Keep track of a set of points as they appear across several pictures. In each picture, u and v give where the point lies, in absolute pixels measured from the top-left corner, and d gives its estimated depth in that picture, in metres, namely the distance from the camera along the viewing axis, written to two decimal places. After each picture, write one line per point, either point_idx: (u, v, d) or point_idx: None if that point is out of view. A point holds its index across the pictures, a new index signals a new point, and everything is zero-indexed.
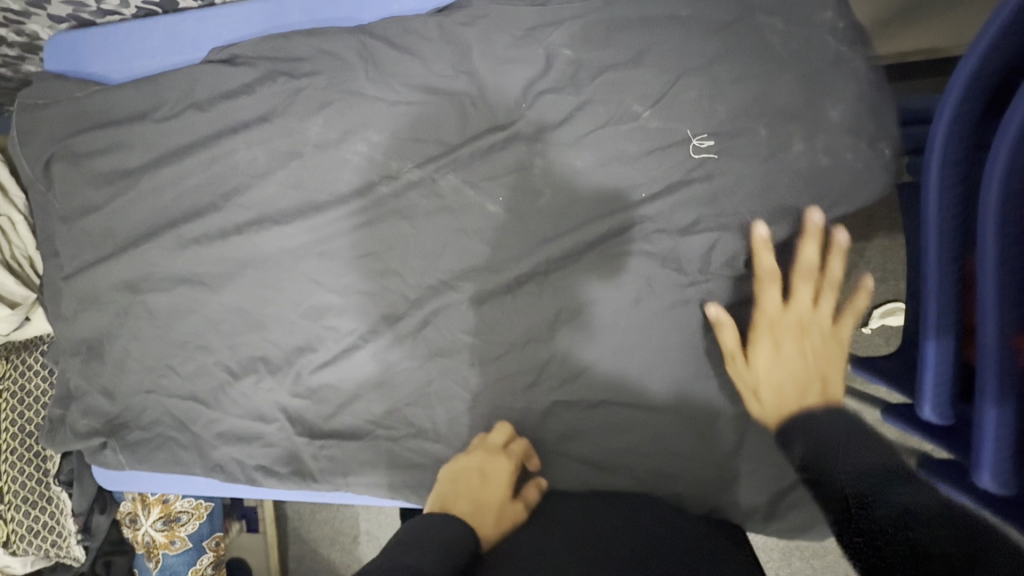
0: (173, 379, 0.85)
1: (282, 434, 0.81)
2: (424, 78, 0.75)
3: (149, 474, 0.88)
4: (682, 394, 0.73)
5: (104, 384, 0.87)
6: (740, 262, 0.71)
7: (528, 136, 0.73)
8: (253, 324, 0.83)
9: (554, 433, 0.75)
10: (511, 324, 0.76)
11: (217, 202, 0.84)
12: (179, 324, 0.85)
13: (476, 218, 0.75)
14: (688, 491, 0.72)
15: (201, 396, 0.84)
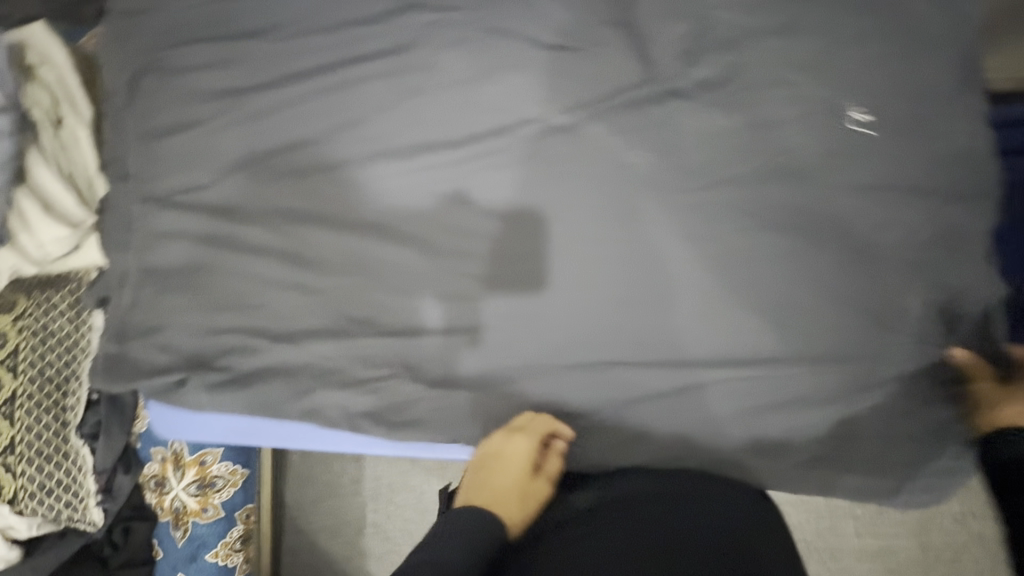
0: (265, 317, 0.79)
1: (390, 382, 0.77)
2: (581, 23, 0.74)
3: (218, 419, 0.82)
4: (827, 365, 0.70)
5: (186, 318, 0.80)
6: (889, 236, 0.70)
7: (684, 92, 0.72)
8: (363, 261, 0.78)
9: (685, 396, 0.72)
10: (647, 281, 0.74)
11: (334, 131, 0.79)
12: (276, 259, 0.78)
13: (619, 171, 0.74)
14: (821, 465, 0.70)
15: (297, 337, 0.78)
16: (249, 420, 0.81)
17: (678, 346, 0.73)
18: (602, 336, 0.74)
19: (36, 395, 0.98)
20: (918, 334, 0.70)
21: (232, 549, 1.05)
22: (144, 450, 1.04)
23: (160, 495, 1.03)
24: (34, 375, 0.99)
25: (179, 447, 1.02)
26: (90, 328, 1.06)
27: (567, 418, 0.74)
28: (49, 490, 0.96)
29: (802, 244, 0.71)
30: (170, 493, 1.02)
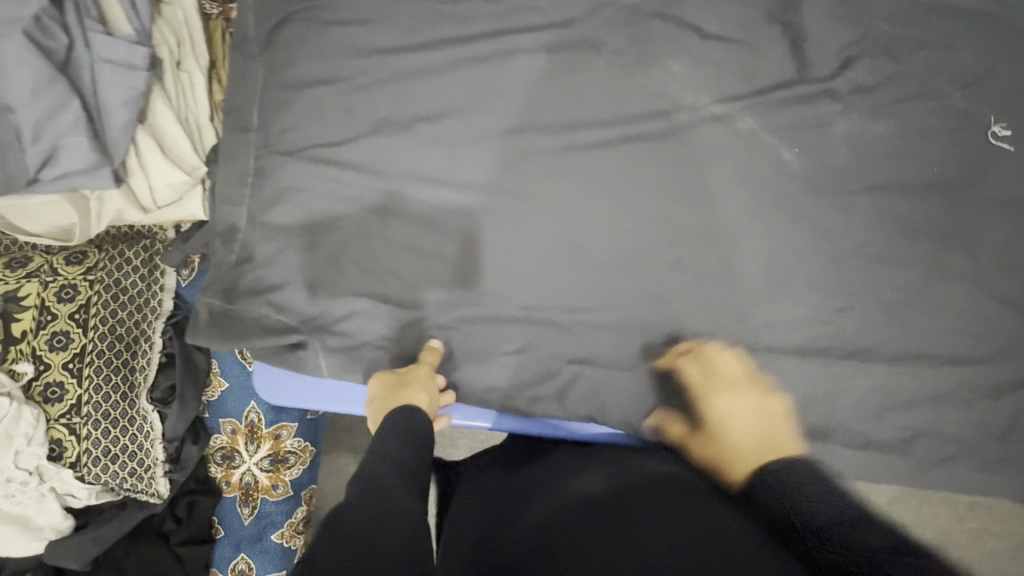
0: (394, 281, 0.76)
1: (518, 357, 0.76)
2: (744, 19, 0.76)
3: (329, 388, 0.78)
4: (963, 371, 0.71)
5: (309, 276, 0.76)
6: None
7: (837, 94, 0.75)
8: (504, 231, 0.77)
9: (824, 393, 0.72)
10: (787, 272, 0.74)
11: (483, 99, 0.78)
12: (411, 223, 0.77)
13: (767, 164, 0.75)
14: (948, 472, 0.70)
15: (424, 304, 0.76)
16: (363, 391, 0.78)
17: (698, 313, 0.75)
18: (718, 318, 0.74)
19: (106, 353, 0.92)
20: None
21: (295, 530, 1.01)
22: (212, 420, 0.99)
23: (227, 470, 0.99)
24: (105, 332, 0.92)
25: (255, 418, 0.99)
26: (161, 288, 0.99)
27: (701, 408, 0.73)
28: (115, 456, 0.89)
29: (942, 250, 0.73)
30: (239, 467, 0.98)
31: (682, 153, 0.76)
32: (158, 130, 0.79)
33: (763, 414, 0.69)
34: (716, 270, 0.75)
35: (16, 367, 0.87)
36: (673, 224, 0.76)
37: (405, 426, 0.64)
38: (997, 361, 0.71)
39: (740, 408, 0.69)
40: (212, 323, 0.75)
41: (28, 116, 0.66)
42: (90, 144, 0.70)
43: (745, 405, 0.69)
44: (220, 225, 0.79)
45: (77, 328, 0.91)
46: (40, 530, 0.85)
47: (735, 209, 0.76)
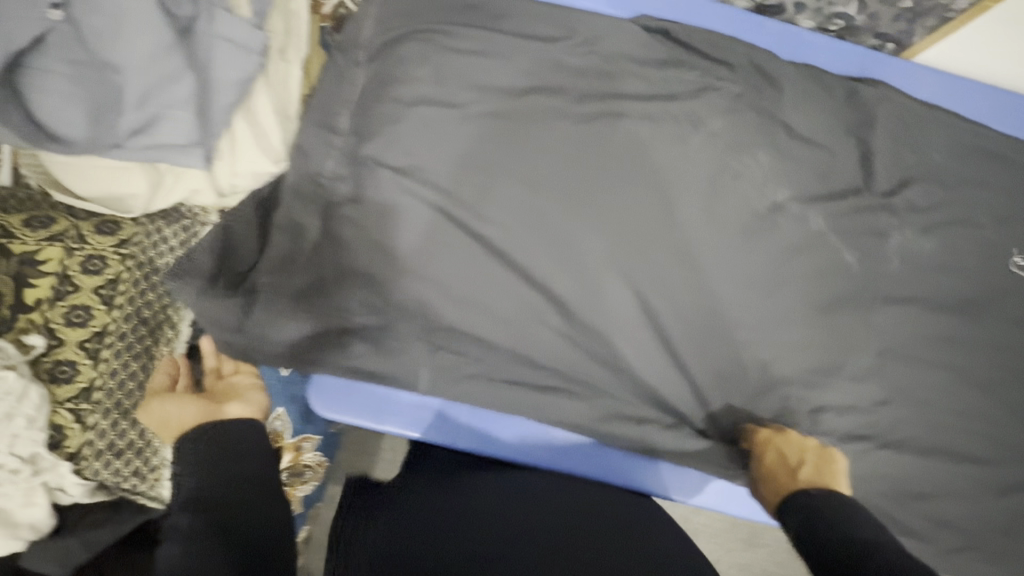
0: (482, 318, 0.77)
1: (594, 408, 0.77)
2: (829, 127, 0.83)
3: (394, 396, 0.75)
4: (980, 470, 0.80)
5: (396, 297, 0.76)
6: None
7: (895, 209, 0.84)
8: (594, 284, 0.80)
9: (869, 478, 0.78)
10: (837, 362, 0.82)
11: (587, 152, 0.80)
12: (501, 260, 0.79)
13: (832, 262, 0.83)
14: (972, 564, 0.77)
15: (507, 342, 0.78)
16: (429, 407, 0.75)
17: (755, 388, 0.81)
18: (772, 397, 0.81)
19: (127, 337, 0.84)
20: None
21: None
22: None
23: None
24: (129, 312, 0.85)
25: None
26: None
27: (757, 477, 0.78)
28: (119, 451, 0.82)
29: (968, 360, 0.83)
30: None
31: (760, 244, 0.82)
32: (252, 116, 0.75)
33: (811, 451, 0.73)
34: (774, 356, 0.82)
35: (24, 339, 0.78)
36: (743, 310, 0.82)
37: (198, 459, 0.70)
38: (1004, 464, 0.80)
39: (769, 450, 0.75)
40: (292, 331, 0.72)
41: (140, 79, 0.63)
42: (194, 122, 0.67)
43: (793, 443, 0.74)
44: (303, 227, 0.76)
45: (99, 303, 0.83)
46: (17, 527, 0.74)
47: (794, 304, 0.82)
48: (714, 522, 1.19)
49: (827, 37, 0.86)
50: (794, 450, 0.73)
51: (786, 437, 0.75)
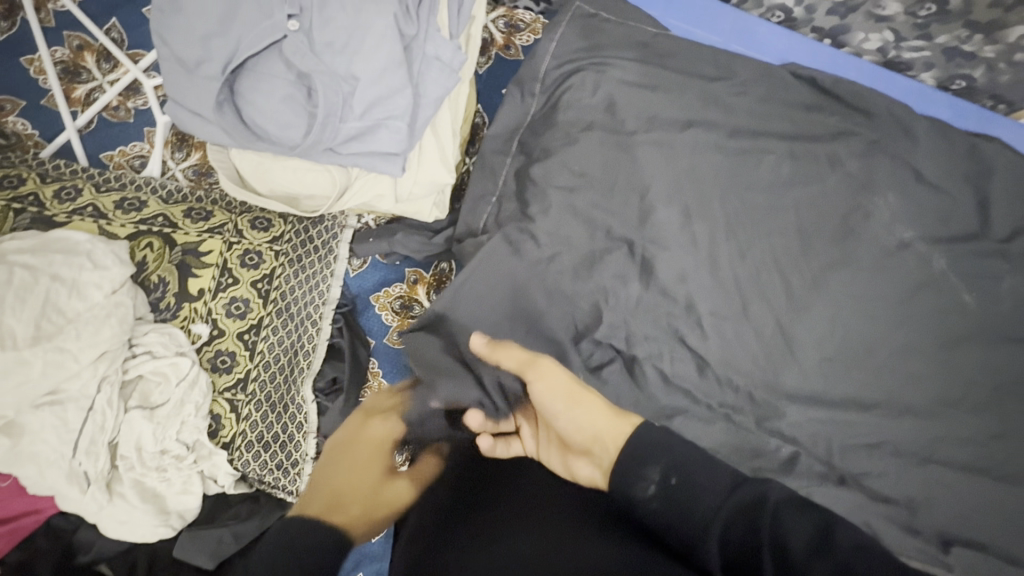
0: (634, 334, 0.82)
1: (731, 427, 0.83)
2: (953, 176, 0.90)
3: None
4: None
5: (558, 311, 0.81)
6: None
7: (1014, 255, 0.90)
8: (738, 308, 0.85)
9: (992, 509, 0.82)
10: (958, 395, 0.87)
11: (736, 184, 0.86)
12: (655, 278, 0.82)
13: (953, 301, 0.89)
14: None
15: (655, 360, 0.83)
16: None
17: (885, 416, 0.85)
18: (901, 426, 0.85)
19: (280, 331, 0.86)
20: None
21: None
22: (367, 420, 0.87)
23: None
24: (280, 308, 0.87)
25: None
26: (331, 273, 0.92)
27: (885, 503, 0.82)
28: (267, 444, 0.82)
29: None
30: None
31: (889, 279, 0.88)
32: (437, 131, 0.80)
33: (567, 385, 0.67)
34: (902, 385, 0.86)
35: (191, 328, 0.81)
36: (872, 341, 0.87)
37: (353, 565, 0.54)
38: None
39: (537, 383, 0.68)
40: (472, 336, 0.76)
41: (367, 90, 0.68)
42: (406, 132, 0.70)
43: (553, 377, 0.68)
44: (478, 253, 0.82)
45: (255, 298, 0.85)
46: (168, 515, 0.74)
47: (918, 338, 0.88)
48: None
49: (947, 94, 0.94)
50: (552, 389, 0.67)
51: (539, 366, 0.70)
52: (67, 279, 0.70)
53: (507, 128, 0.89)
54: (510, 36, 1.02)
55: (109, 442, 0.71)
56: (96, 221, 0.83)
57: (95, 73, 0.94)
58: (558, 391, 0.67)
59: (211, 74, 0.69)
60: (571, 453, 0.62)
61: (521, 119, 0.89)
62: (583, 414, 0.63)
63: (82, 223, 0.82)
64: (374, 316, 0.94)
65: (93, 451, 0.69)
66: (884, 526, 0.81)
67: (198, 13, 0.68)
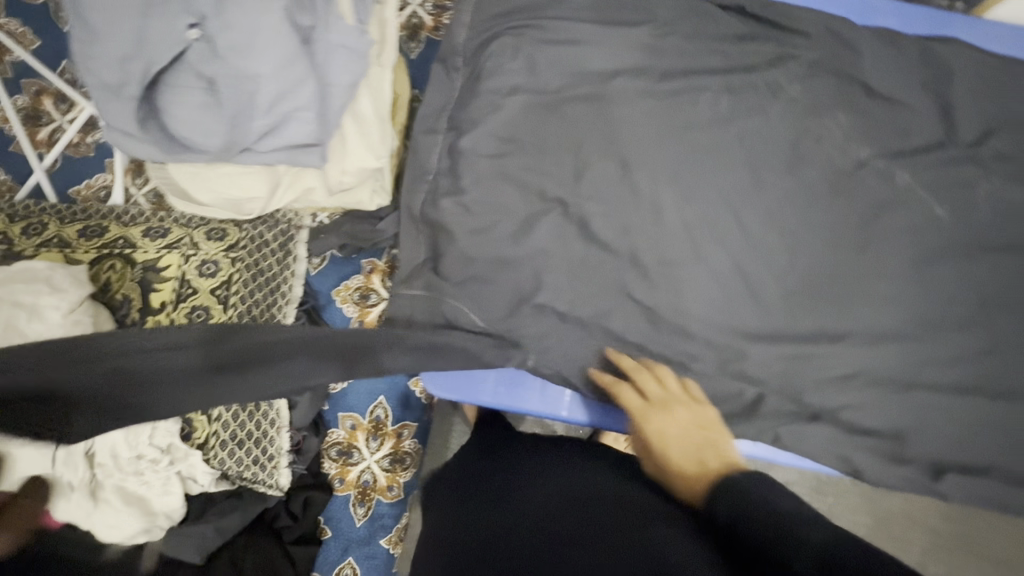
0: (581, 293, 0.81)
1: (689, 375, 0.82)
2: (907, 85, 0.85)
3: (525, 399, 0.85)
4: None
5: (498, 278, 0.80)
6: None
7: (983, 160, 0.84)
8: (688, 253, 0.82)
9: (966, 425, 0.80)
10: (934, 314, 0.82)
11: (674, 126, 0.82)
12: (594, 234, 0.81)
13: (922, 217, 0.83)
14: None
15: (605, 316, 0.81)
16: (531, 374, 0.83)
17: (857, 345, 0.81)
18: (875, 354, 0.81)
19: None
20: None
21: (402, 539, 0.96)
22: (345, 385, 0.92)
23: (343, 466, 0.95)
24: (243, 311, 0.91)
25: (379, 414, 0.96)
26: (291, 273, 0.99)
27: (857, 434, 0.80)
28: (241, 441, 0.86)
29: None
30: (357, 464, 0.94)
31: (847, 204, 0.83)
32: (357, 117, 0.80)
33: (687, 415, 0.72)
34: (875, 311, 0.82)
35: (156, 339, 0.83)
36: (837, 270, 0.82)
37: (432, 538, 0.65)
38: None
39: (671, 426, 0.70)
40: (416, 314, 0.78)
41: (271, 84, 0.68)
42: (317, 123, 0.72)
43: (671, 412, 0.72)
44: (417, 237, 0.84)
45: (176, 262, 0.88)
46: (155, 518, 0.77)
47: (887, 260, 0.83)
48: None
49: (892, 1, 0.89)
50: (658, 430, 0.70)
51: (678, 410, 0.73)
52: (28, 305, 0.74)
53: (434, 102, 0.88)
54: (438, 17, 1.04)
55: (85, 452, 0.73)
56: (61, 251, 0.87)
57: (54, 114, 1.02)
58: (705, 441, 0.68)
59: (131, 95, 0.70)
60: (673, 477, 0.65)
61: (448, 94, 0.88)
62: (704, 455, 0.65)
63: (48, 254, 0.86)
64: (336, 309, 0.98)
65: (71, 462, 0.70)
66: (855, 456, 0.79)
67: (109, 34, 0.68)
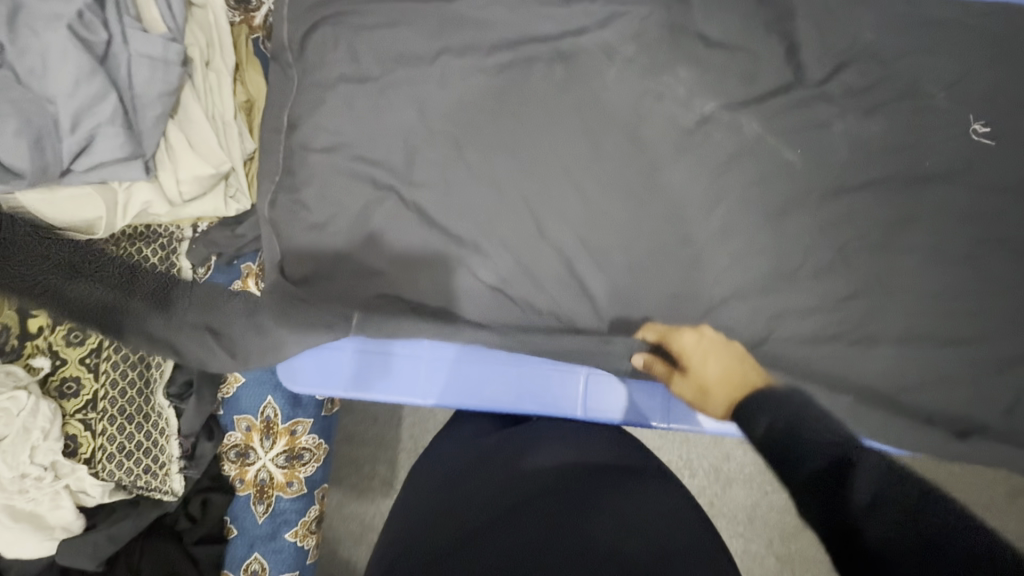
0: (426, 279, 0.81)
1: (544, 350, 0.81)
2: (746, 28, 0.81)
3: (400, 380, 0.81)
4: (947, 350, 0.77)
5: (341, 272, 0.81)
6: (996, 236, 0.78)
7: (833, 97, 0.80)
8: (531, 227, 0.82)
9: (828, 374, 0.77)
10: (789, 263, 0.80)
11: (503, 102, 0.83)
12: (433, 219, 0.81)
13: (770, 164, 0.81)
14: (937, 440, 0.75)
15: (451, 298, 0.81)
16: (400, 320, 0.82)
17: (709, 302, 0.80)
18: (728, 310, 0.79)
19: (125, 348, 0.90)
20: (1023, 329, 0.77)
21: (308, 530, 0.99)
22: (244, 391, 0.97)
23: (242, 467, 0.96)
24: None
25: (271, 414, 0.97)
26: None
27: None
28: (130, 452, 0.88)
29: (927, 239, 0.78)
30: (254, 464, 0.96)
31: (691, 160, 0.81)
32: (185, 126, 0.81)
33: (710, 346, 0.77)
34: (727, 266, 0.80)
35: (31, 362, 0.82)
36: (683, 228, 0.81)
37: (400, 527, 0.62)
38: (978, 339, 0.77)
39: (709, 362, 0.76)
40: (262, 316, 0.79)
41: (69, 103, 0.69)
42: (127, 135, 0.73)
43: (705, 345, 0.77)
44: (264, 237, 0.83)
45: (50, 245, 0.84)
46: (51, 529, 0.82)
47: (735, 212, 0.80)
48: (721, 457, 1.15)
49: None
50: (715, 376, 0.75)
51: (704, 346, 0.77)
52: None
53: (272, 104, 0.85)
54: None
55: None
56: None
57: None
58: (729, 364, 0.76)
59: None
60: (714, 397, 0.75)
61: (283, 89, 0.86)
62: (730, 372, 0.75)
63: None
64: None
65: None
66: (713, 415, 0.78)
67: None
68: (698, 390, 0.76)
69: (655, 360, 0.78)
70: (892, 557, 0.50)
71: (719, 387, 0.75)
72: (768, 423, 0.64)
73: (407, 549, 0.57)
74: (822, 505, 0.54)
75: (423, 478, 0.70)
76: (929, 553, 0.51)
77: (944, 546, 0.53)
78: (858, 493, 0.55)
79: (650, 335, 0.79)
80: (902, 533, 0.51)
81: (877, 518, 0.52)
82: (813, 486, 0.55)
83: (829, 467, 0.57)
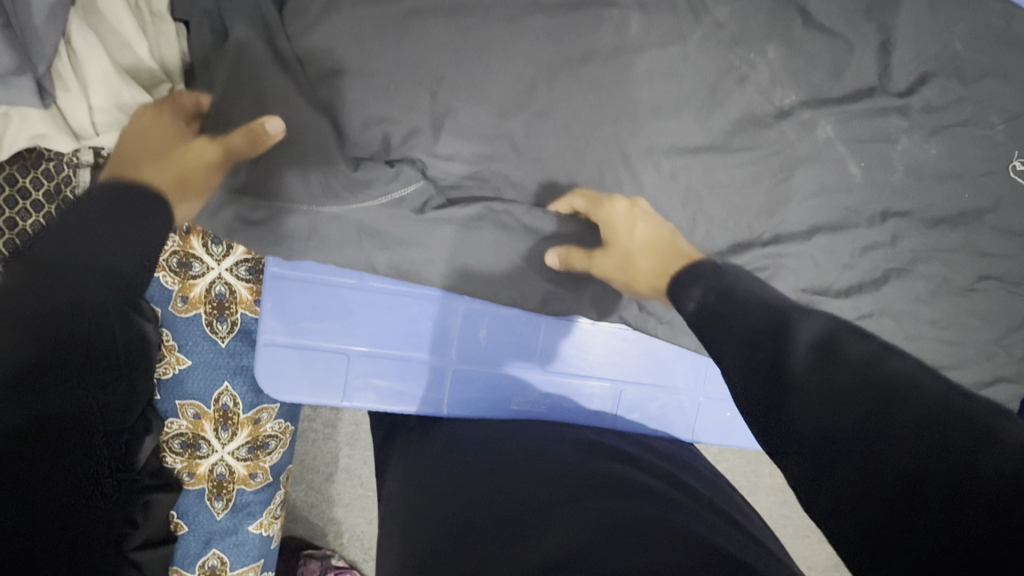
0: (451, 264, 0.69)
1: (578, 351, 0.74)
2: (849, 12, 0.71)
3: (421, 380, 0.70)
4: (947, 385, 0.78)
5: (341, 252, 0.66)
6: (1014, 276, 0.79)
7: (909, 111, 0.74)
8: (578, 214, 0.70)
9: None
10: (833, 282, 0.76)
11: (565, 54, 0.66)
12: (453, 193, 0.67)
13: (835, 175, 0.74)
14: None
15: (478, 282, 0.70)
16: (424, 319, 0.70)
17: None
18: None
19: None
20: (1012, 368, 0.80)
21: (274, 518, 0.87)
22: (208, 381, 0.77)
23: (191, 459, 0.79)
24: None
25: (229, 401, 0.79)
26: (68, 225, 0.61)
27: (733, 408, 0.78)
28: None
29: (953, 272, 0.78)
30: (208, 456, 0.79)
31: (760, 159, 0.72)
32: (95, 18, 0.60)
33: (657, 223, 0.68)
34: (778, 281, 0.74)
35: None
36: (740, 235, 0.73)
37: (399, 530, 0.56)
38: (969, 370, 0.79)
39: (640, 227, 0.68)
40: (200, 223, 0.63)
41: None
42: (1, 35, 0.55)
43: (644, 215, 0.68)
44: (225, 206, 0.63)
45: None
46: None
47: (792, 223, 0.74)
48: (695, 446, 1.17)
49: None
50: (645, 241, 0.68)
51: (647, 224, 0.68)
52: None
53: (246, 13, 0.61)
54: None
55: None
56: None
57: None
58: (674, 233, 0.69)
59: None
60: (638, 262, 0.68)
61: None
62: (677, 240, 0.68)
63: None
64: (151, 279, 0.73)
65: None
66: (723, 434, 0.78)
67: None
68: (622, 261, 0.68)
69: (572, 252, 0.69)
70: (845, 423, 0.43)
71: (656, 262, 0.67)
72: (699, 290, 0.58)
73: (407, 528, 0.55)
74: (762, 400, 0.48)
75: (413, 475, 0.62)
76: (899, 386, 0.44)
77: (919, 405, 0.43)
78: (792, 337, 0.49)
79: (582, 203, 0.68)
80: (847, 409, 0.44)
81: (817, 391, 0.45)
82: (749, 368, 0.49)
83: (762, 341, 0.50)
